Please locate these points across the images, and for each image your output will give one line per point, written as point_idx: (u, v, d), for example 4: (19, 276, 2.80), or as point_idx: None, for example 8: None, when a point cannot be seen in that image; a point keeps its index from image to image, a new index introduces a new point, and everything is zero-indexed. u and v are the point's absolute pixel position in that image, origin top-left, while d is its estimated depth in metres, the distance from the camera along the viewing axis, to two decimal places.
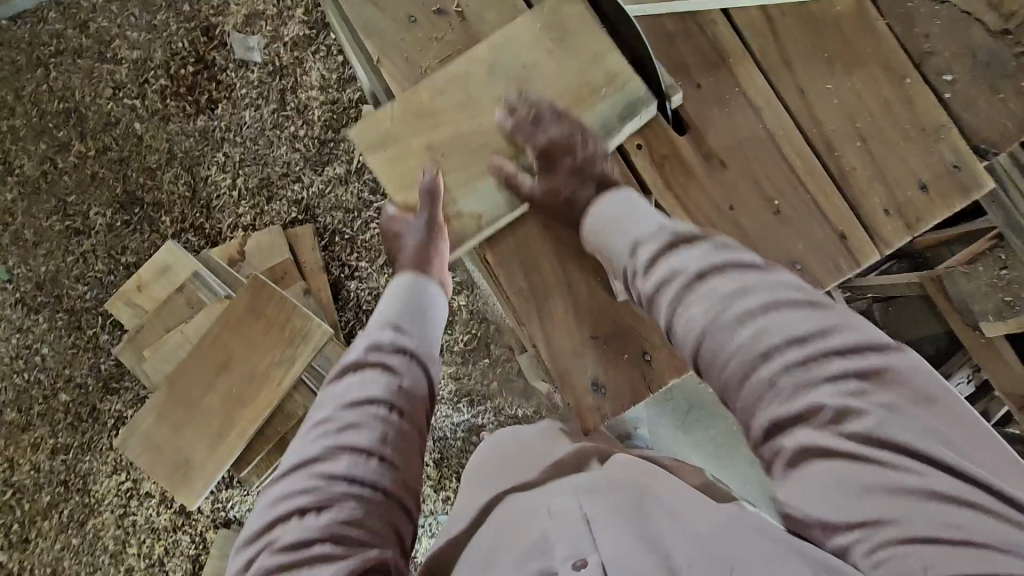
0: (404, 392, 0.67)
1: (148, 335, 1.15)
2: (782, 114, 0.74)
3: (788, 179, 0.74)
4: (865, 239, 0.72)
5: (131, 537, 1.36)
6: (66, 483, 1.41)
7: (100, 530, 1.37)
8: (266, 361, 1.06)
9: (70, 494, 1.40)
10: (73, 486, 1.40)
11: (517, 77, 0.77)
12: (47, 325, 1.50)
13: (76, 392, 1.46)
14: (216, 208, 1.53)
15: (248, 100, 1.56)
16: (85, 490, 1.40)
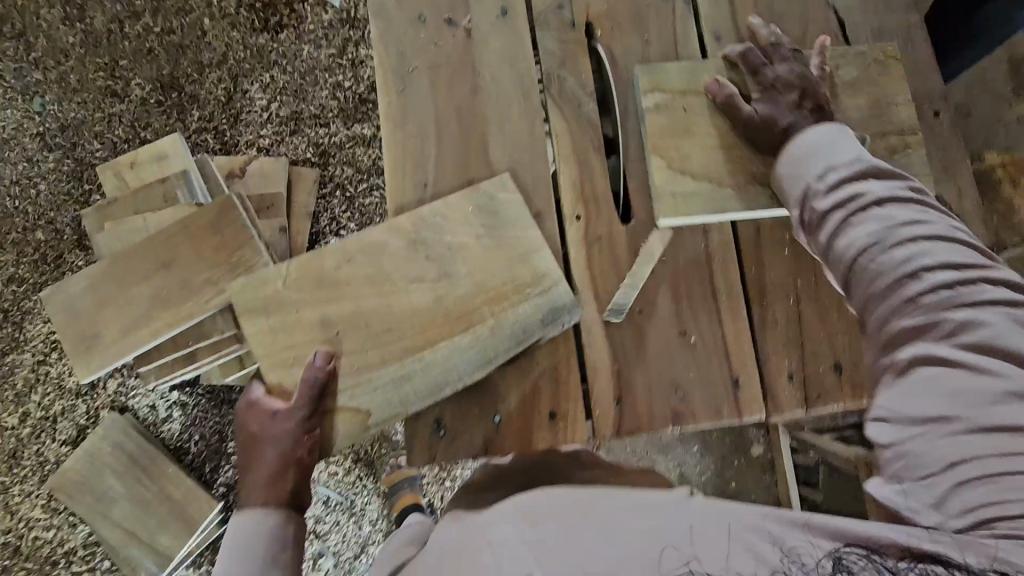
0: None
1: (118, 210, 1.19)
2: (721, 244, 0.91)
3: (697, 310, 0.89)
4: (754, 393, 0.88)
5: (39, 385, 1.40)
6: (6, 312, 1.46)
7: (16, 367, 1.42)
8: (202, 278, 1.08)
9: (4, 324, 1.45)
10: (11, 318, 1.45)
11: (488, 103, 0.91)
12: (53, 164, 1.56)
13: (52, 236, 1.52)
14: (243, 121, 1.58)
15: (312, 36, 1.60)
16: (19, 326, 1.45)
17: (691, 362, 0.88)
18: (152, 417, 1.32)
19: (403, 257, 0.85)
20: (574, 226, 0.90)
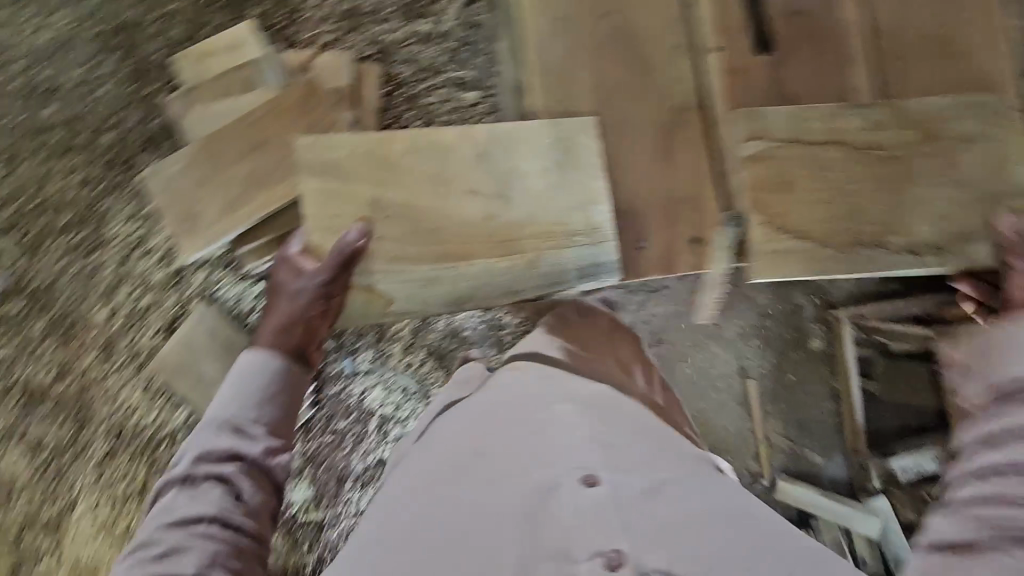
0: (229, 504, 0.94)
1: (204, 96, 1.19)
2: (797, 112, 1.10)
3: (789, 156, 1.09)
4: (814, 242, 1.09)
5: (125, 280, 1.46)
6: (84, 213, 1.49)
7: (101, 264, 1.47)
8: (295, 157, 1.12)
9: (84, 224, 1.48)
10: (89, 219, 1.48)
11: None
12: (115, 65, 1.54)
13: (122, 139, 1.53)
14: (302, 17, 1.54)
15: None
16: (98, 226, 1.48)
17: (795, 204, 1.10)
18: (240, 308, 1.37)
19: None
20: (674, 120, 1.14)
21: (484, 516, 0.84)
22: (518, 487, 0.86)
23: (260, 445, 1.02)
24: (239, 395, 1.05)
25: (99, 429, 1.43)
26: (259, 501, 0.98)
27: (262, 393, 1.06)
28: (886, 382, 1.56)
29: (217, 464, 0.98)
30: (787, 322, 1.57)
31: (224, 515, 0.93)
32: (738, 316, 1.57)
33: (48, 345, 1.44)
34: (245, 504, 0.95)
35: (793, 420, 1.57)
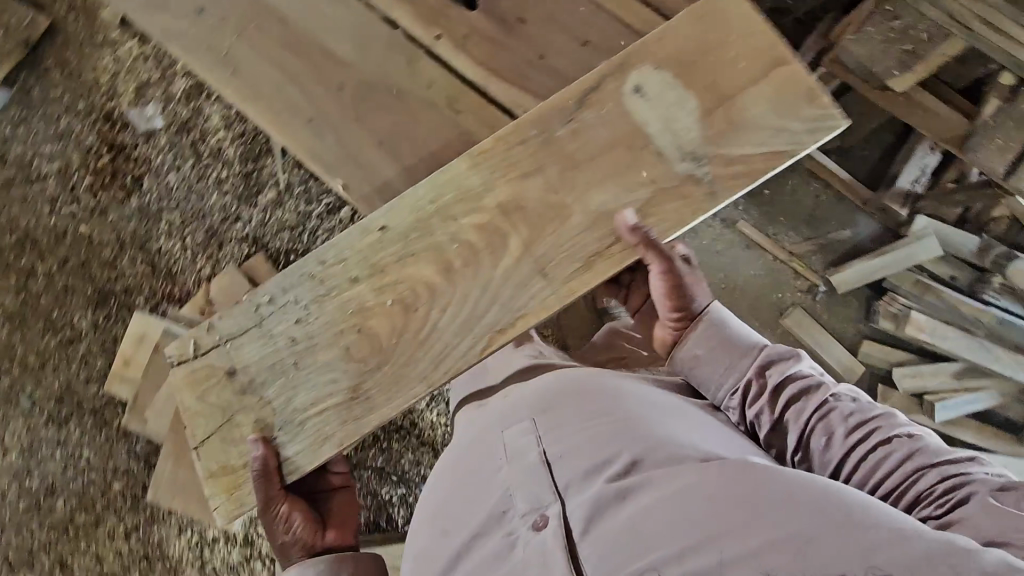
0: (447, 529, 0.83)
1: (146, 395, 1.18)
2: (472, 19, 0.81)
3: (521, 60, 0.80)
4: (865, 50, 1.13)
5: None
6: (147, 555, 1.46)
7: None
8: None
9: (151, 563, 1.46)
10: (153, 556, 1.45)
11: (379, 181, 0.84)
12: (101, 362, 1.53)
13: (127, 478, 1.49)
14: (178, 272, 1.54)
15: (167, 164, 1.55)
16: (163, 555, 1.45)
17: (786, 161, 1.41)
18: None
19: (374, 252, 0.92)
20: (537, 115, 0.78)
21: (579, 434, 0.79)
22: (551, 430, 0.82)
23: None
24: (442, 495, 0.88)
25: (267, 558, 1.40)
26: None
27: (447, 472, 0.91)
28: (966, 288, 1.31)
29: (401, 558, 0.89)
30: (962, 265, 1.31)
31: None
32: (906, 276, 1.32)
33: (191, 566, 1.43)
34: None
35: (975, 374, 1.32)
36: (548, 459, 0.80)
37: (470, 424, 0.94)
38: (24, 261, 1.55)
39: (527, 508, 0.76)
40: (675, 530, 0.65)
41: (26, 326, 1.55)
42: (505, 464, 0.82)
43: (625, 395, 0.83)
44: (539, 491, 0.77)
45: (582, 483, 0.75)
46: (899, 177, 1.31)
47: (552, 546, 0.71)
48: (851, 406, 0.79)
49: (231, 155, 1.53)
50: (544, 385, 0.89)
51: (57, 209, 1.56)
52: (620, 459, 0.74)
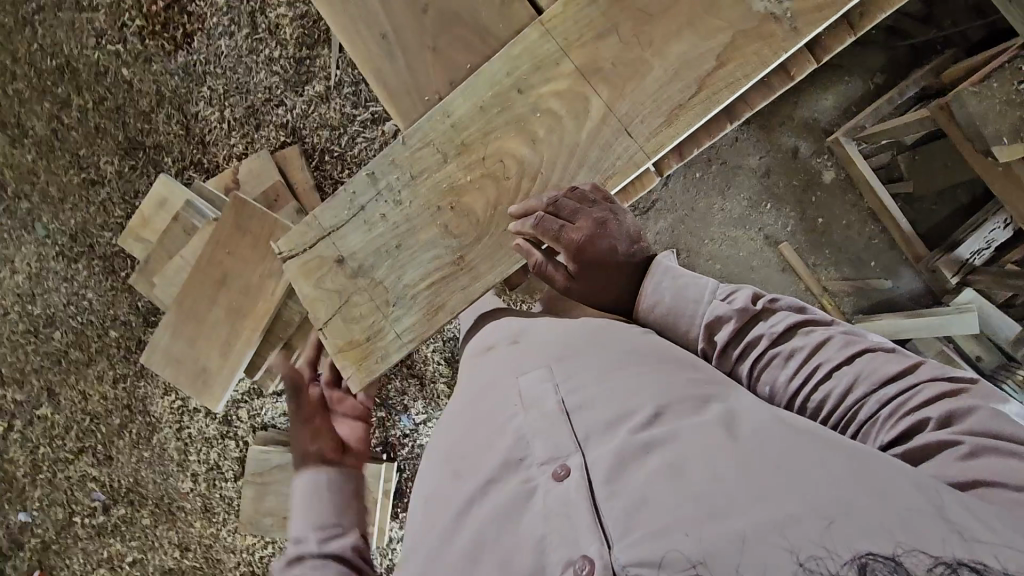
0: (452, 463, 0.72)
1: (156, 262, 1.17)
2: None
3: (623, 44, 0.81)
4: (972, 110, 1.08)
5: (190, 446, 1.47)
6: (129, 406, 1.51)
7: (165, 441, 1.49)
8: (259, 273, 1.05)
9: (132, 415, 1.51)
10: (135, 409, 1.51)
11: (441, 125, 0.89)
12: (120, 212, 1.53)
13: (123, 330, 1.52)
14: (211, 142, 1.50)
15: (221, 28, 1.48)
16: (144, 411, 1.50)
17: (839, 200, 1.37)
18: None
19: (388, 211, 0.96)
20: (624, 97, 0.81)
21: (604, 375, 0.71)
22: (574, 370, 0.73)
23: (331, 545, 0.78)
24: (446, 428, 0.79)
25: (238, 440, 1.45)
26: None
27: (451, 409, 0.82)
28: (987, 371, 1.27)
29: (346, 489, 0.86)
30: (991, 347, 1.27)
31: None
32: (931, 343, 1.28)
33: (167, 428, 1.48)
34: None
35: None
36: (568, 408, 0.69)
37: (476, 360, 0.86)
38: (59, 90, 1.52)
39: (546, 455, 0.65)
40: (707, 499, 0.54)
41: (52, 157, 1.54)
42: (520, 411, 0.70)
43: (650, 353, 0.73)
44: (557, 437, 0.66)
45: (605, 435, 0.65)
46: (960, 244, 1.25)
47: (573, 499, 0.60)
48: (793, 343, 0.70)
49: (287, 36, 1.46)
50: (567, 329, 0.81)
51: (102, 45, 1.50)
52: (646, 414, 0.64)
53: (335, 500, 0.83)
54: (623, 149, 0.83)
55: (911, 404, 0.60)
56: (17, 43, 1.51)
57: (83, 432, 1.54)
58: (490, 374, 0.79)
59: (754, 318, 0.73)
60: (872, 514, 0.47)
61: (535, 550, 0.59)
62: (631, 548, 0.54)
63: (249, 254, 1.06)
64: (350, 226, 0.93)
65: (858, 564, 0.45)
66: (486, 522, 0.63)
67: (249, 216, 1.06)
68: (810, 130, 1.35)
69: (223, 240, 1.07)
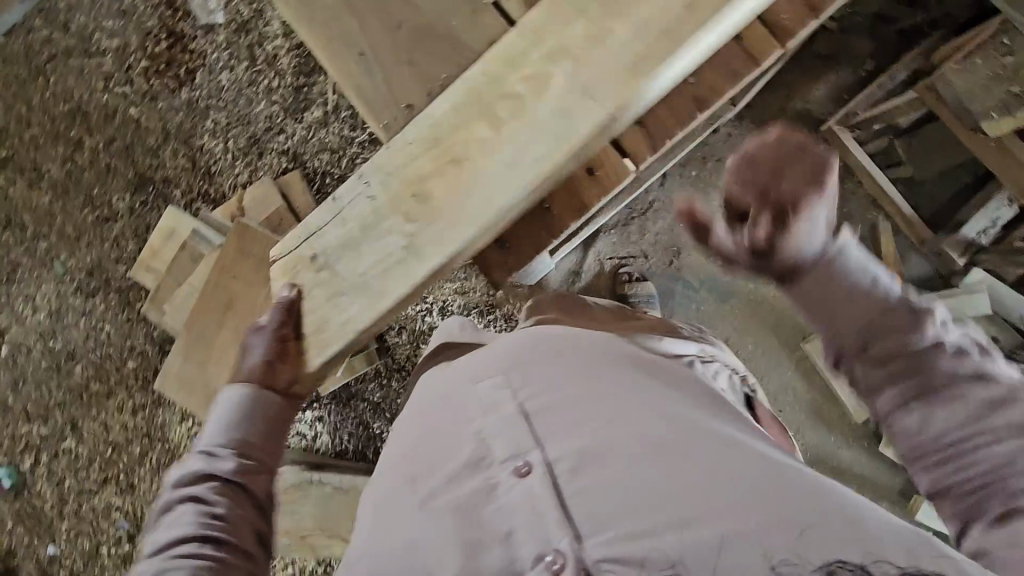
0: (406, 467, 0.68)
1: (166, 291, 1.20)
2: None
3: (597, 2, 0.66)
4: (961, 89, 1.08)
5: None
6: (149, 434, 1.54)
7: None
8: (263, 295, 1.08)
9: (153, 443, 1.54)
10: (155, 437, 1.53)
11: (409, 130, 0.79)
12: (133, 246, 1.58)
13: (141, 360, 1.56)
14: (216, 173, 1.55)
15: (221, 63, 1.53)
16: (164, 438, 1.53)
17: (836, 189, 1.36)
18: (309, 437, 1.43)
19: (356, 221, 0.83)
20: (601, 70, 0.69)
21: (567, 372, 0.68)
22: (535, 369, 0.70)
23: (233, 461, 0.75)
24: (401, 436, 0.75)
25: None
26: (235, 513, 0.72)
27: (410, 417, 0.78)
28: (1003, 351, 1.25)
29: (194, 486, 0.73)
30: (1005, 327, 1.25)
31: (201, 531, 0.68)
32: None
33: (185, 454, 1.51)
34: (221, 523, 0.69)
35: None
36: (526, 410, 0.65)
37: (439, 368, 0.84)
38: (72, 133, 1.58)
39: (507, 455, 0.61)
40: (677, 499, 0.51)
41: (67, 197, 1.60)
42: (482, 411, 0.67)
43: (610, 353, 0.71)
44: (519, 437, 0.62)
45: (562, 435, 0.61)
46: (963, 224, 1.24)
47: (540, 495, 0.57)
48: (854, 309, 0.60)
49: (285, 66, 1.51)
50: (529, 331, 0.78)
51: (110, 88, 1.57)
52: (609, 412, 0.61)
53: (254, 421, 0.81)
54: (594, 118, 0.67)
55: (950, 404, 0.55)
56: (31, 92, 1.58)
57: (107, 462, 1.57)
58: (451, 378, 0.77)
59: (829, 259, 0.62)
60: (848, 519, 0.48)
61: (500, 552, 0.55)
62: (604, 544, 0.51)
63: (251, 277, 1.09)
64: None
65: (827, 570, 0.44)
66: (440, 521, 0.59)
67: (253, 241, 1.10)
68: (803, 121, 1.35)
69: (228, 265, 1.10)
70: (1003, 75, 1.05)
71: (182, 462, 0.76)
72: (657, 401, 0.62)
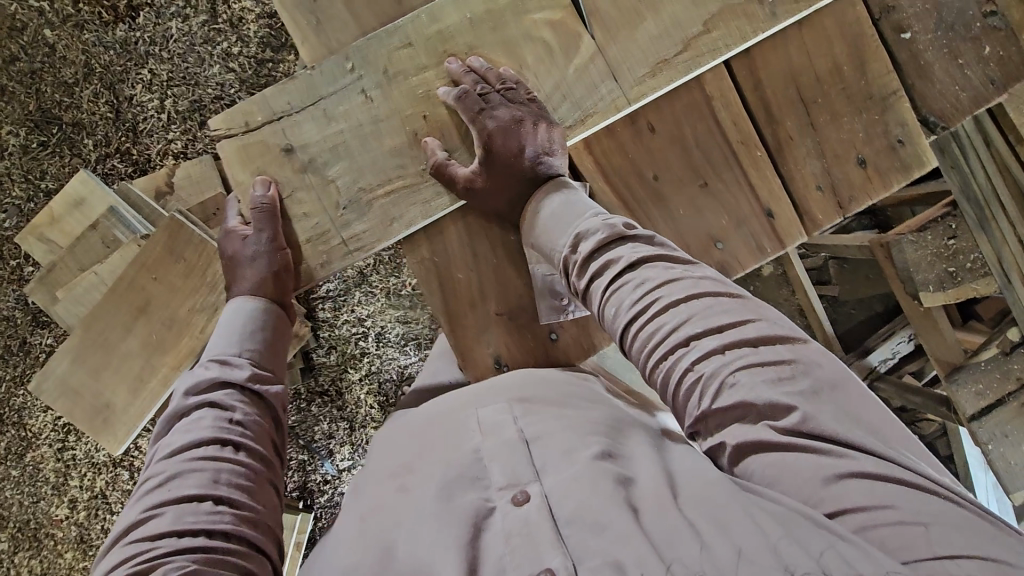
0: (398, 478, 0.70)
1: (62, 275, 1.02)
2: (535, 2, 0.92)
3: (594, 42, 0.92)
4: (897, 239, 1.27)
5: (72, 470, 1.31)
6: None
7: (39, 463, 1.30)
8: (189, 307, 0.95)
9: (3, 428, 1.30)
10: (7, 420, 1.30)
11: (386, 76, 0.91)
12: (22, 193, 1.33)
13: (3, 324, 1.31)
14: (144, 132, 1.35)
15: (174, 8, 1.33)
16: (19, 424, 1.30)
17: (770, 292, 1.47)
18: None
19: (321, 146, 0.91)
20: (579, 58, 0.92)
21: (560, 412, 0.74)
22: (529, 405, 0.75)
23: (247, 368, 0.81)
24: (388, 449, 0.78)
25: (136, 468, 1.32)
26: (256, 421, 0.79)
27: (395, 432, 0.81)
28: None
29: (208, 393, 0.78)
30: None
31: (220, 435, 0.74)
32: None
33: (46, 447, 1.30)
34: (241, 429, 0.77)
35: None
36: (527, 438, 0.70)
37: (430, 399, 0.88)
38: None
39: (505, 482, 0.65)
40: (662, 532, 0.55)
41: None
42: (478, 435, 0.71)
43: (612, 408, 0.78)
44: (517, 465, 0.66)
45: (561, 463, 0.65)
46: (870, 352, 1.43)
47: (534, 521, 0.59)
48: (723, 327, 0.67)
49: (251, 33, 1.34)
50: (527, 375, 0.84)
51: None
52: (596, 447, 0.66)
53: (266, 332, 0.86)
54: (606, 91, 0.92)
55: (847, 448, 0.59)
56: None
57: None
58: (443, 407, 0.81)
59: (695, 289, 0.70)
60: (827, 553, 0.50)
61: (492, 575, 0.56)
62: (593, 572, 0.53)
63: (179, 282, 0.95)
64: (306, 115, 0.91)
65: None
66: (435, 530, 0.61)
67: (186, 242, 0.95)
68: None
69: (149, 264, 0.95)
70: (944, 252, 1.25)
71: (194, 368, 0.81)
72: (649, 451, 0.68)
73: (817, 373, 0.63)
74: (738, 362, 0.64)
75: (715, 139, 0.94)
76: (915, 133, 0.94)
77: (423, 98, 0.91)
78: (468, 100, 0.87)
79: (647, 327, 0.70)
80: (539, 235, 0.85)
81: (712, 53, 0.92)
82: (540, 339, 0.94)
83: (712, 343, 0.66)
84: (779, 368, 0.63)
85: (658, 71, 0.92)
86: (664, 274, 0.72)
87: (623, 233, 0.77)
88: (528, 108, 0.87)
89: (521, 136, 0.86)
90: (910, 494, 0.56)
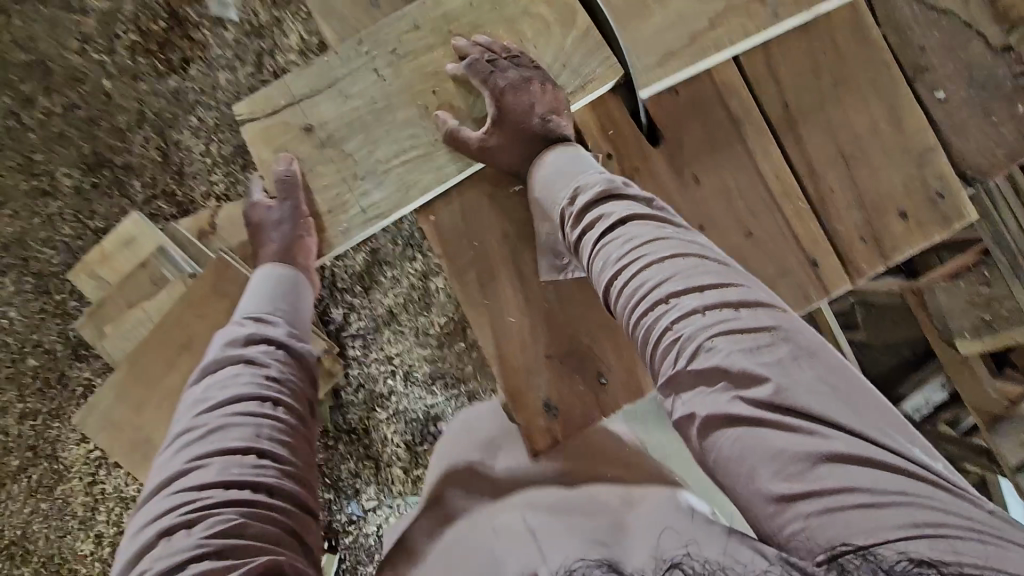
0: None
1: (110, 311, 1.06)
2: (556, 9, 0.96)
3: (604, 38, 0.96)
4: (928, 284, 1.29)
5: (100, 504, 1.32)
6: (34, 449, 1.32)
7: (69, 496, 1.31)
8: None
9: (37, 461, 1.32)
10: (41, 453, 1.32)
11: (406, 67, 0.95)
12: (72, 232, 1.39)
13: (44, 358, 1.34)
14: (189, 175, 1.41)
15: (223, 61, 1.41)
16: (52, 457, 1.32)
17: None
18: None
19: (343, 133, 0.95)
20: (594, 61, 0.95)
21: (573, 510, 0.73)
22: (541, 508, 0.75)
23: (280, 327, 0.85)
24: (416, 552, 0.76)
25: None
26: (292, 378, 0.81)
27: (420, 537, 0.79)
28: None
29: (244, 351, 0.81)
30: None
31: (257, 391, 0.77)
32: None
33: (76, 479, 1.31)
34: (278, 386, 0.79)
35: None
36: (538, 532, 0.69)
37: None
38: (25, 86, 1.39)
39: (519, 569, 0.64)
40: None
41: None
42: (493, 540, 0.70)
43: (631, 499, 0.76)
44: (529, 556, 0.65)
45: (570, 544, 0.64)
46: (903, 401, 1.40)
47: None
48: (708, 287, 0.67)
49: None
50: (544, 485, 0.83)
51: (86, 51, 1.40)
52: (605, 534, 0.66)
53: (290, 296, 0.90)
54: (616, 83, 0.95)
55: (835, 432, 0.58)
56: None
57: None
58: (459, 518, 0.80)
59: (683, 251, 0.71)
60: None
61: None
62: None
63: (223, 320, 0.98)
64: (324, 97, 0.95)
65: None
66: None
67: (231, 281, 0.98)
68: None
69: (195, 301, 0.98)
70: (978, 300, 1.27)
71: (229, 327, 0.84)
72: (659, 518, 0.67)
73: (801, 338, 0.63)
74: (720, 322, 0.64)
75: (757, 188, 0.97)
76: (954, 186, 0.96)
77: (431, 75, 0.95)
78: (479, 67, 0.91)
79: (632, 282, 0.70)
80: (541, 197, 0.87)
81: (718, 48, 0.95)
82: (589, 381, 0.95)
83: (696, 300, 0.66)
84: (765, 329, 0.64)
85: (666, 62, 0.94)
86: (653, 234, 0.73)
87: (613, 196, 0.78)
88: (537, 72, 0.92)
89: (532, 96, 0.90)
90: (895, 499, 0.55)
